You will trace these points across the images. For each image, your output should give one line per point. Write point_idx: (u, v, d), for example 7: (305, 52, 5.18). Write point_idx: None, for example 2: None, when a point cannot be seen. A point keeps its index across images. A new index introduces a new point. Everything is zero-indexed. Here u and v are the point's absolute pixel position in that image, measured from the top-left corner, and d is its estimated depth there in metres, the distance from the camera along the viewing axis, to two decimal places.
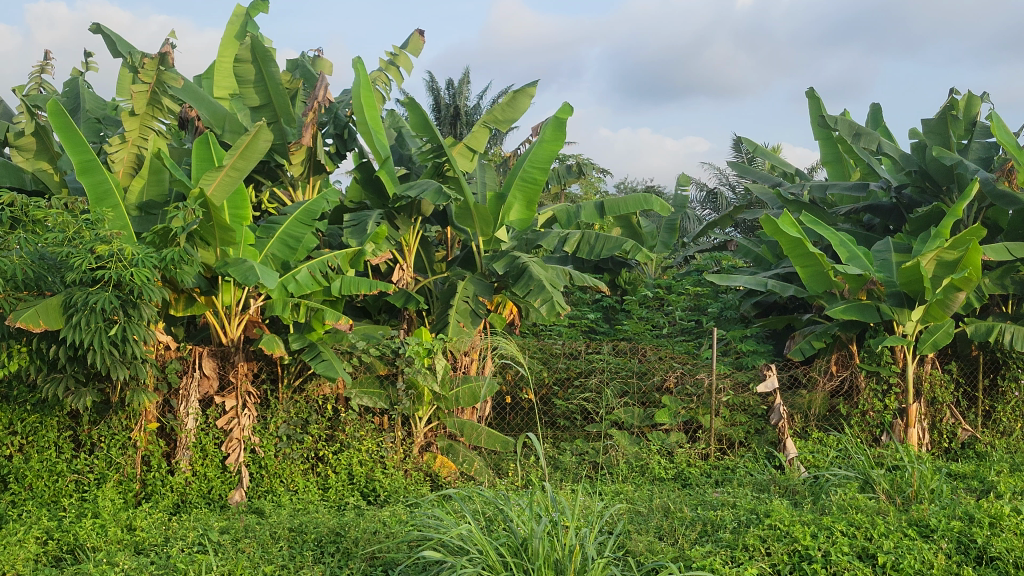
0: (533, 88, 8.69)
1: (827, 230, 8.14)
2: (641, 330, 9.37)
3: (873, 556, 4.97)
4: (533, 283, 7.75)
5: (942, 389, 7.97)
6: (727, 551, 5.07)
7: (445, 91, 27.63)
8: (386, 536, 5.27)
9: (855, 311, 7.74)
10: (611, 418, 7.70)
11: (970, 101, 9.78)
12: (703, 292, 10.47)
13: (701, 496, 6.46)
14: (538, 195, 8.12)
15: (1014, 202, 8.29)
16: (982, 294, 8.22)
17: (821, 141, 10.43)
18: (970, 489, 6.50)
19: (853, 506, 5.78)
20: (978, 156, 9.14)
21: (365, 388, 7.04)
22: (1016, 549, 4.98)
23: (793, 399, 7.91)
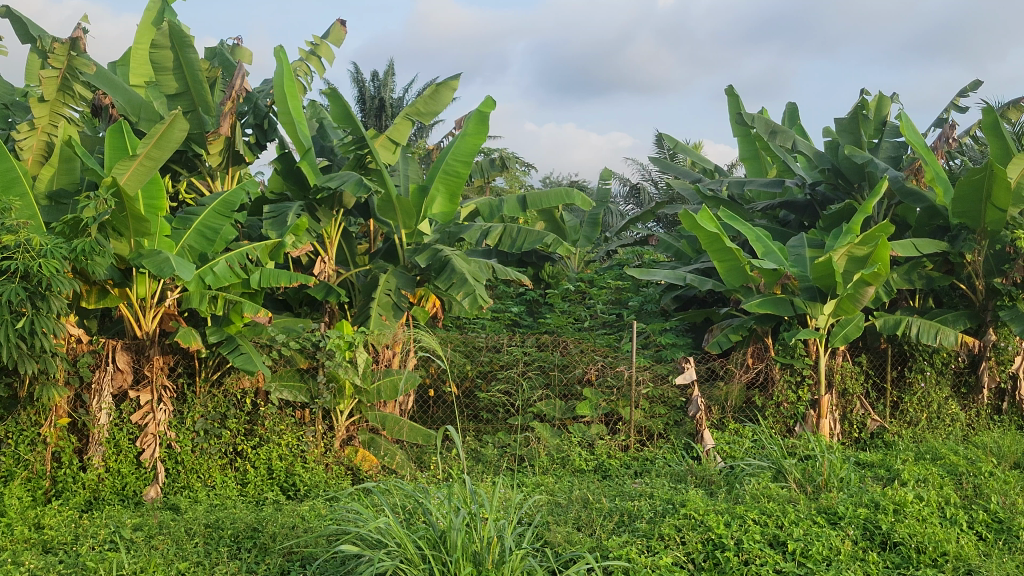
0: (456, 82, 8.66)
1: (743, 226, 8.30)
2: (564, 324, 9.38)
3: (783, 543, 5.11)
4: (455, 276, 7.75)
5: (852, 380, 8.23)
6: (643, 540, 5.15)
7: (369, 83, 27.34)
8: (303, 531, 5.23)
9: (769, 305, 7.90)
10: (533, 411, 7.76)
11: (880, 102, 10.11)
12: (625, 286, 10.57)
13: (620, 487, 6.56)
14: (461, 188, 8.11)
15: (921, 199, 8.61)
16: (890, 288, 8.43)
17: (740, 138, 10.68)
18: (878, 477, 6.71)
19: (765, 495, 5.92)
20: (888, 155, 9.50)
21: (286, 382, 6.95)
22: (918, 535, 5.18)
23: (710, 391, 7.99)
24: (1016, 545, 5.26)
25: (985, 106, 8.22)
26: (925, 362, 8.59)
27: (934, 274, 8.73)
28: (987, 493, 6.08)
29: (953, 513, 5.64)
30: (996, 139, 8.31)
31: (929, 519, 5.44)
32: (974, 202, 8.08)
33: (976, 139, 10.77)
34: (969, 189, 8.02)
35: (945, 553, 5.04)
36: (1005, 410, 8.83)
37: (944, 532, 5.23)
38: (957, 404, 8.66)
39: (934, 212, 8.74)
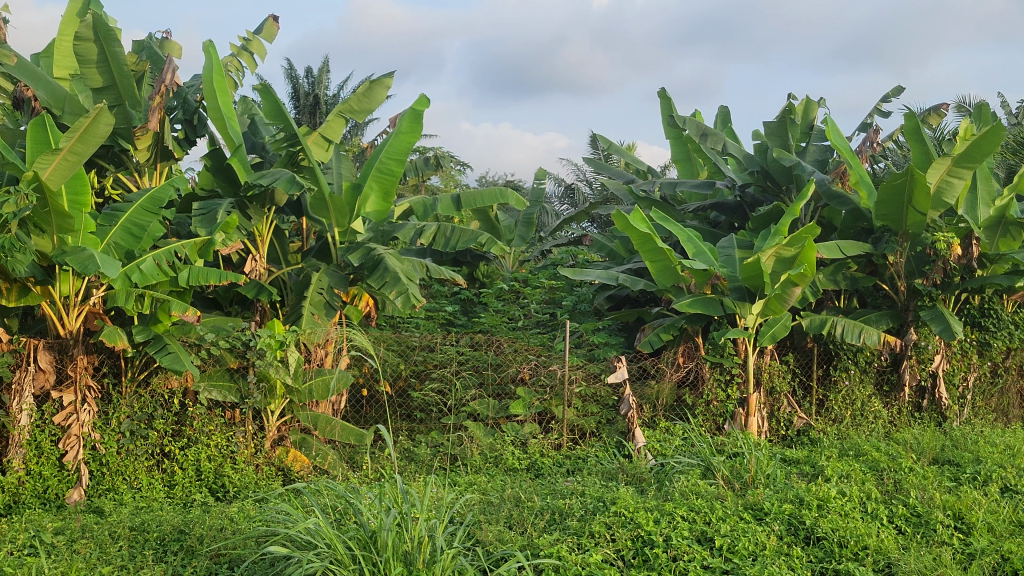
0: (390, 80, 8.62)
1: (674, 227, 8.40)
2: (498, 323, 9.39)
3: (711, 539, 5.20)
4: (387, 275, 7.73)
5: (780, 378, 8.39)
6: (573, 537, 5.19)
7: (304, 80, 27.05)
8: (232, 532, 5.16)
9: (700, 304, 8.00)
10: (467, 410, 7.79)
11: (807, 106, 10.33)
12: (559, 285, 10.63)
13: (553, 485, 6.60)
14: (394, 186, 8.08)
15: (846, 202, 8.80)
16: (816, 288, 8.62)
17: (672, 140, 10.81)
18: (803, 473, 6.86)
19: (694, 493, 6.02)
20: (815, 158, 9.72)
21: (215, 382, 6.86)
22: (840, 529, 5.32)
23: (642, 389, 8.07)
24: (933, 538, 5.43)
25: (907, 112, 8.44)
26: (850, 361, 8.78)
27: (858, 275, 8.96)
28: (906, 488, 6.25)
29: (874, 507, 5.80)
30: (918, 144, 8.55)
31: (851, 514, 5.59)
32: (896, 205, 8.30)
33: (898, 143, 11.07)
34: (891, 193, 8.24)
35: (866, 547, 5.18)
36: (924, 407, 9.10)
37: (865, 526, 5.38)
38: (880, 401, 8.89)
39: (858, 215, 8.96)
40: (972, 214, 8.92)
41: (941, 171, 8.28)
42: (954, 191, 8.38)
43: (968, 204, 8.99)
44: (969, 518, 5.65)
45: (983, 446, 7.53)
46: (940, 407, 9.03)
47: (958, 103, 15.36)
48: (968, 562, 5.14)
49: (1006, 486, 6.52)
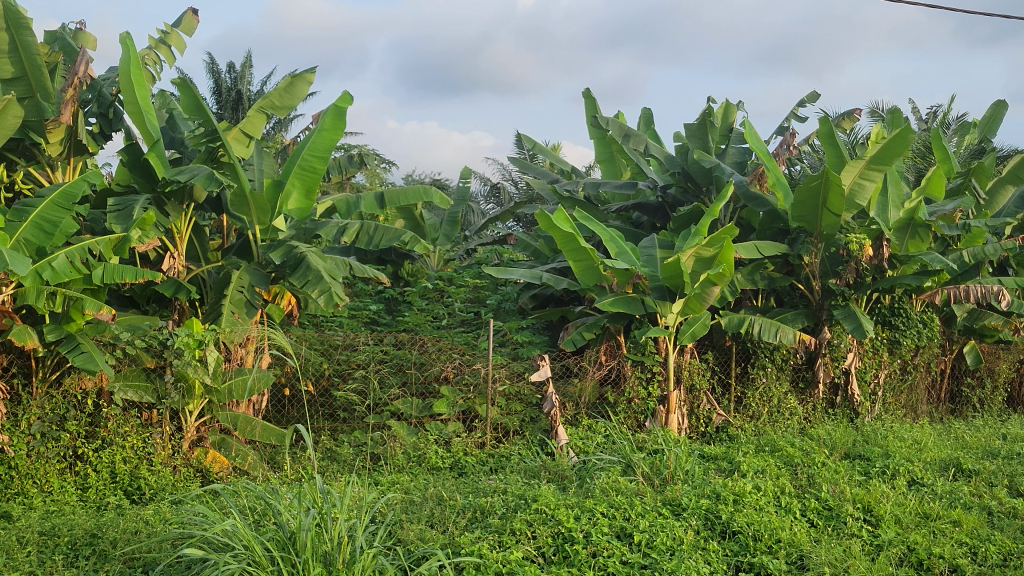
0: (311, 75, 8.53)
1: (597, 226, 8.44)
2: (422, 321, 9.34)
3: (630, 535, 5.28)
4: (309, 274, 7.65)
5: (699, 376, 8.55)
6: (494, 535, 5.22)
7: (225, 74, 26.55)
8: (147, 535, 5.05)
9: (622, 303, 8.09)
10: (390, 409, 7.71)
11: (727, 109, 10.53)
12: (483, 284, 10.64)
13: (475, 483, 6.61)
14: (318, 184, 7.99)
15: (764, 204, 8.99)
16: (734, 287, 8.78)
17: (595, 141, 10.91)
18: (720, 469, 7.00)
19: (614, 489, 6.09)
20: (734, 160, 9.91)
21: (131, 382, 6.66)
22: (754, 523, 5.45)
23: (565, 387, 8.10)
24: (844, 530, 5.60)
25: (822, 116, 8.64)
26: (767, 359, 8.97)
27: (775, 275, 9.15)
28: (818, 482, 6.44)
29: (787, 501, 5.95)
30: (831, 147, 8.76)
31: (765, 508, 5.73)
32: (812, 207, 8.51)
33: (814, 146, 11.36)
34: (807, 195, 8.44)
35: (779, 540, 5.32)
36: (838, 403, 9.31)
37: (778, 519, 5.52)
38: (796, 398, 9.11)
39: (776, 216, 9.16)
40: (884, 217, 9.08)
41: (854, 173, 8.53)
42: (866, 194, 8.63)
43: (880, 207, 9.15)
44: (877, 511, 5.83)
45: (892, 440, 7.77)
46: (853, 403, 9.26)
47: (871, 108, 15.81)
48: (876, 553, 5.31)
49: (912, 479, 6.75)
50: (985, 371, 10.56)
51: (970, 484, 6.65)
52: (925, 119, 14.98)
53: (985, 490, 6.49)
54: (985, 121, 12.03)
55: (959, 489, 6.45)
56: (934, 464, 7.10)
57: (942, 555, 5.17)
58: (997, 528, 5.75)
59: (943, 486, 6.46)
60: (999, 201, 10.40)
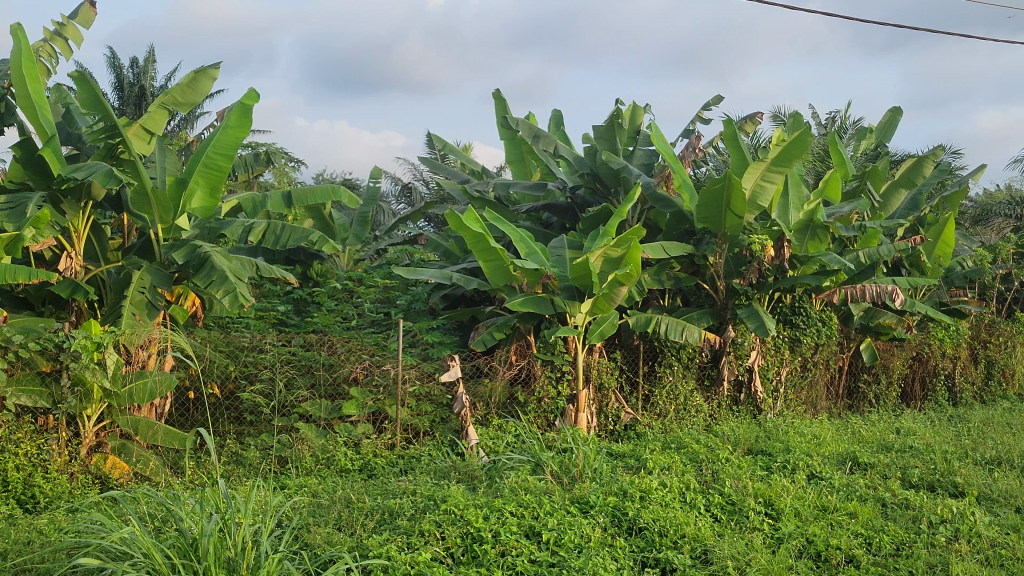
0: (215, 71, 8.35)
1: (507, 226, 8.43)
2: (331, 322, 9.21)
3: (538, 534, 5.31)
4: (214, 274, 7.47)
5: (607, 374, 8.66)
6: (403, 537, 5.18)
7: (128, 70, 25.78)
8: (40, 546, 4.87)
9: (531, 303, 8.10)
10: (298, 411, 7.50)
11: (634, 112, 10.69)
12: (393, 284, 10.56)
13: (385, 485, 6.54)
14: (222, 181, 7.84)
15: (670, 205, 9.15)
16: (641, 287, 8.90)
17: (506, 141, 10.93)
18: (627, 467, 7.08)
19: (523, 488, 6.12)
20: (641, 163, 10.09)
21: (24, 387, 6.39)
22: (660, 519, 5.54)
23: (475, 387, 8.08)
24: (746, 524, 5.72)
25: (726, 119, 8.82)
26: (673, 358, 9.11)
27: (681, 275, 9.31)
28: (722, 478, 6.58)
29: (692, 497, 6.06)
30: (735, 150, 8.92)
31: (670, 504, 5.84)
32: (715, 209, 8.69)
33: (718, 149, 11.64)
34: (711, 197, 8.62)
35: (684, 535, 5.42)
36: (742, 400, 9.51)
37: (683, 515, 5.62)
38: (701, 395, 9.28)
39: (681, 217, 9.35)
40: (785, 219, 9.36)
41: (755, 175, 8.76)
42: (767, 196, 8.86)
43: (781, 209, 9.44)
44: (778, 505, 5.99)
45: (792, 436, 8.00)
46: (756, 400, 9.49)
47: (774, 112, 16.23)
48: (777, 545, 5.45)
49: (812, 473, 6.96)
50: (880, 367, 10.86)
51: (866, 477, 6.88)
52: (825, 122, 15.45)
53: (880, 482, 6.73)
54: (881, 126, 12.47)
55: (855, 482, 6.66)
56: (832, 459, 7.33)
57: (839, 546, 5.34)
58: (891, 518, 5.95)
59: (841, 480, 6.67)
60: (892, 204, 10.87)
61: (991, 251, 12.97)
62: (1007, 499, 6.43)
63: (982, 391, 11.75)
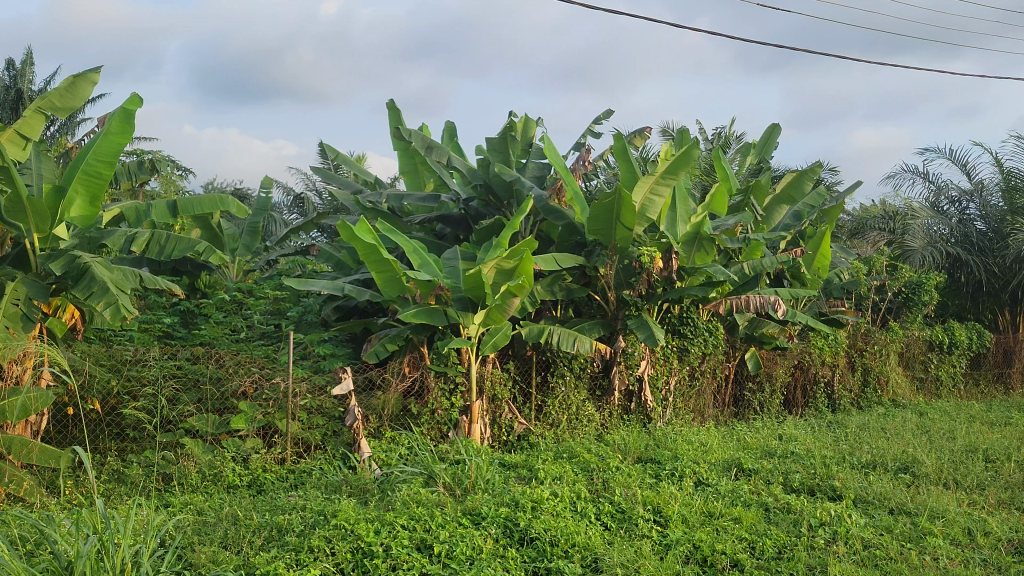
0: (96, 75, 8.07)
1: (400, 237, 8.34)
2: (219, 335, 8.96)
3: (430, 547, 5.28)
4: (94, 285, 7.22)
5: (501, 386, 8.68)
6: (292, 553, 5.09)
7: (3, 72, 24.73)
8: None
9: (425, 315, 8.02)
10: (184, 427, 7.26)
11: (527, 124, 10.80)
12: (284, 296, 10.35)
13: (274, 501, 6.41)
14: (103, 190, 7.59)
15: (562, 217, 9.27)
16: (534, 299, 8.97)
17: (399, 152, 10.87)
18: (520, 477, 7.12)
19: (415, 501, 6.08)
20: (534, 175, 10.18)
21: None
22: (551, 529, 5.58)
23: (368, 400, 7.98)
24: (635, 532, 5.81)
25: (615, 132, 8.97)
26: (566, 368, 9.21)
27: (573, 287, 9.43)
28: (612, 486, 6.68)
29: (583, 506, 6.13)
30: (626, 164, 9.06)
31: (561, 514, 5.89)
32: (606, 222, 8.80)
33: (609, 163, 11.84)
34: (601, 210, 8.72)
35: (574, 544, 5.46)
36: (632, 409, 9.67)
37: (574, 525, 5.67)
38: (593, 405, 9.39)
39: (574, 229, 9.42)
40: (672, 230, 9.61)
41: (645, 189, 8.92)
42: (656, 209, 9.06)
43: (669, 221, 9.62)
44: (666, 512, 6.11)
45: (681, 443, 8.17)
46: (646, 409, 9.67)
47: (663, 127, 16.59)
48: (665, 552, 5.55)
49: (698, 480, 7.12)
50: (764, 376, 11.19)
51: (750, 483, 7.09)
52: (711, 138, 15.87)
53: (763, 488, 6.93)
54: (763, 142, 12.89)
55: (740, 488, 6.85)
56: (718, 465, 7.52)
57: (724, 551, 5.47)
58: (773, 522, 6.14)
59: (726, 486, 6.85)
60: (776, 218, 11.13)
61: (866, 264, 13.53)
62: (882, 501, 6.71)
63: (858, 397, 12.23)
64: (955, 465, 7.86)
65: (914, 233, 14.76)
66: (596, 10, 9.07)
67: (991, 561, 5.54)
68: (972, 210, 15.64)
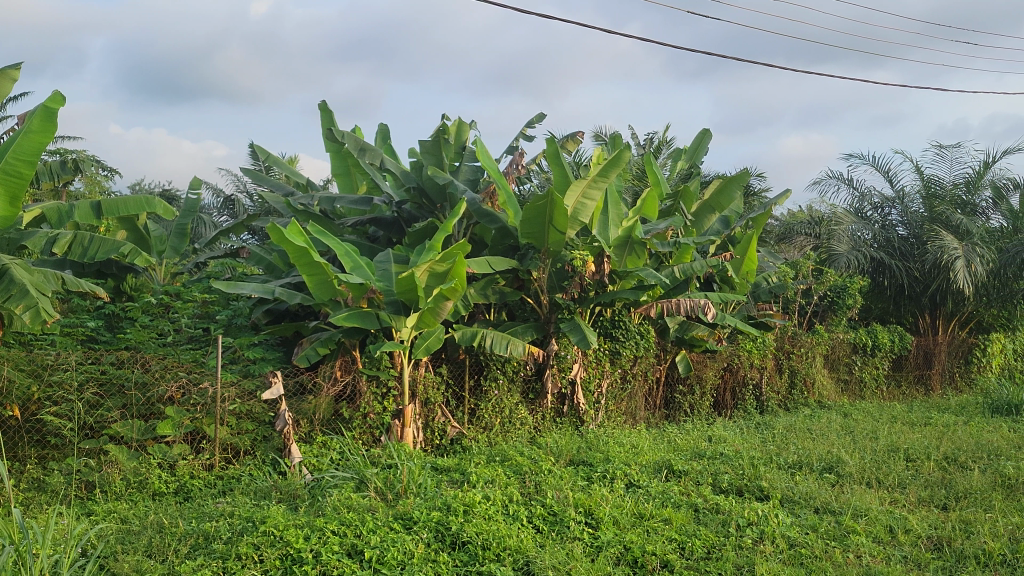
0: (15, 71, 7.84)
1: (332, 240, 8.24)
2: (145, 338, 8.75)
3: (360, 552, 5.22)
4: (13, 288, 7.03)
5: (434, 389, 8.64)
6: (218, 562, 5.01)
7: None
8: None
9: (356, 318, 7.93)
10: (107, 433, 7.09)
11: (460, 127, 10.80)
12: (212, 299, 10.15)
13: (201, 508, 6.29)
14: (24, 190, 7.35)
15: (495, 220, 9.27)
16: (467, 302, 8.94)
17: (331, 153, 10.77)
18: (452, 481, 7.11)
19: (346, 506, 6.02)
20: (467, 178, 10.18)
21: None
22: (483, 532, 5.56)
23: (298, 405, 7.88)
24: (567, 534, 5.84)
25: (548, 136, 9.00)
26: (499, 371, 9.20)
27: (506, 290, 9.43)
28: (544, 489, 6.70)
29: (515, 509, 6.13)
30: (558, 168, 9.11)
31: (493, 517, 5.89)
32: (538, 225, 8.83)
33: (542, 167, 11.88)
34: (534, 213, 8.73)
35: (506, 547, 5.46)
36: (565, 412, 9.73)
37: (505, 528, 5.67)
38: (526, 408, 9.41)
39: (507, 232, 9.44)
40: (604, 235, 9.66)
41: (577, 193, 8.97)
42: (588, 212, 9.11)
43: (601, 225, 9.68)
44: (597, 514, 6.14)
45: (612, 445, 8.23)
46: (578, 412, 9.74)
47: (595, 131, 16.71)
48: (596, 554, 5.59)
49: (630, 482, 7.18)
50: (695, 378, 11.33)
51: (680, 484, 7.17)
52: (643, 143, 16.02)
53: (693, 488, 7.03)
54: (694, 147, 13.06)
55: (670, 489, 6.93)
56: (648, 467, 7.60)
57: (654, 552, 5.52)
58: (702, 523, 6.21)
59: (656, 487, 6.92)
60: (705, 224, 11.22)
61: (793, 268, 13.81)
62: (807, 500, 6.84)
63: (786, 399, 12.47)
64: (877, 464, 8.05)
65: (838, 238, 15.09)
66: (528, 13, 9.08)
67: (911, 558, 5.69)
68: (894, 215, 16.04)
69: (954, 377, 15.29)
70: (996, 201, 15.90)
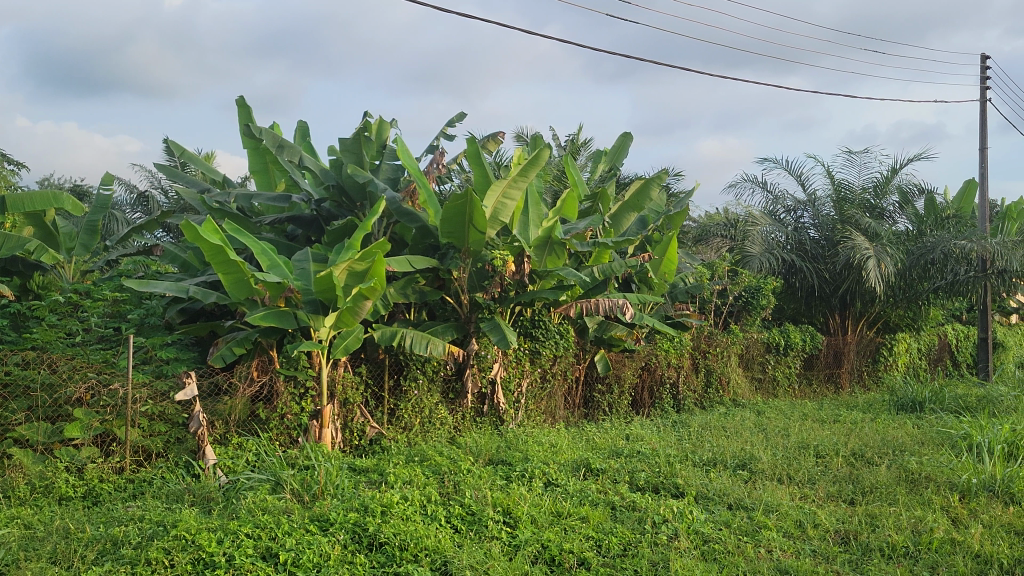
0: None
1: (248, 237, 8.07)
2: (52, 338, 8.45)
3: (275, 555, 5.14)
4: None
5: (352, 389, 8.56)
6: (127, 567, 4.88)
7: None
8: None
9: (273, 317, 7.80)
10: (11, 436, 6.87)
11: (381, 125, 10.72)
12: (125, 298, 9.86)
13: (110, 513, 6.12)
14: None
15: (415, 219, 9.22)
16: (387, 301, 8.86)
17: (249, 150, 10.56)
18: (370, 481, 7.05)
19: (260, 509, 5.92)
20: (387, 177, 10.09)
21: None
22: (401, 533, 5.52)
23: (213, 406, 7.71)
24: (485, 533, 5.84)
25: (468, 136, 8.99)
26: (419, 371, 9.15)
27: (426, 290, 9.37)
28: (462, 488, 6.70)
29: (433, 510, 6.10)
30: (479, 168, 9.10)
31: (411, 517, 5.86)
32: (458, 225, 8.80)
33: (461, 167, 11.83)
34: (454, 213, 8.70)
35: (424, 547, 5.44)
36: (485, 411, 9.73)
37: (422, 528, 5.64)
38: (446, 408, 9.38)
39: (427, 231, 9.40)
40: (525, 235, 9.57)
41: (497, 194, 8.97)
42: (508, 212, 9.13)
43: (521, 225, 9.62)
44: (515, 513, 6.16)
45: (531, 445, 8.27)
46: (498, 411, 9.75)
47: (517, 132, 16.74)
48: (515, 553, 5.60)
49: (548, 480, 7.21)
50: (613, 378, 11.45)
51: (598, 482, 7.24)
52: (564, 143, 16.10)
53: (610, 486, 7.10)
54: (613, 150, 13.16)
55: (588, 487, 6.99)
56: (566, 465, 7.65)
57: (572, 550, 5.57)
58: (619, 521, 6.28)
59: (574, 486, 6.97)
60: (623, 226, 11.29)
61: (709, 269, 14.06)
62: (721, 497, 6.96)
63: (702, 397, 12.69)
64: (788, 461, 8.24)
65: (753, 239, 15.33)
66: (448, 12, 9.04)
67: (819, 551, 5.84)
68: (806, 218, 16.38)
69: (862, 376, 15.76)
70: (902, 205, 16.56)
